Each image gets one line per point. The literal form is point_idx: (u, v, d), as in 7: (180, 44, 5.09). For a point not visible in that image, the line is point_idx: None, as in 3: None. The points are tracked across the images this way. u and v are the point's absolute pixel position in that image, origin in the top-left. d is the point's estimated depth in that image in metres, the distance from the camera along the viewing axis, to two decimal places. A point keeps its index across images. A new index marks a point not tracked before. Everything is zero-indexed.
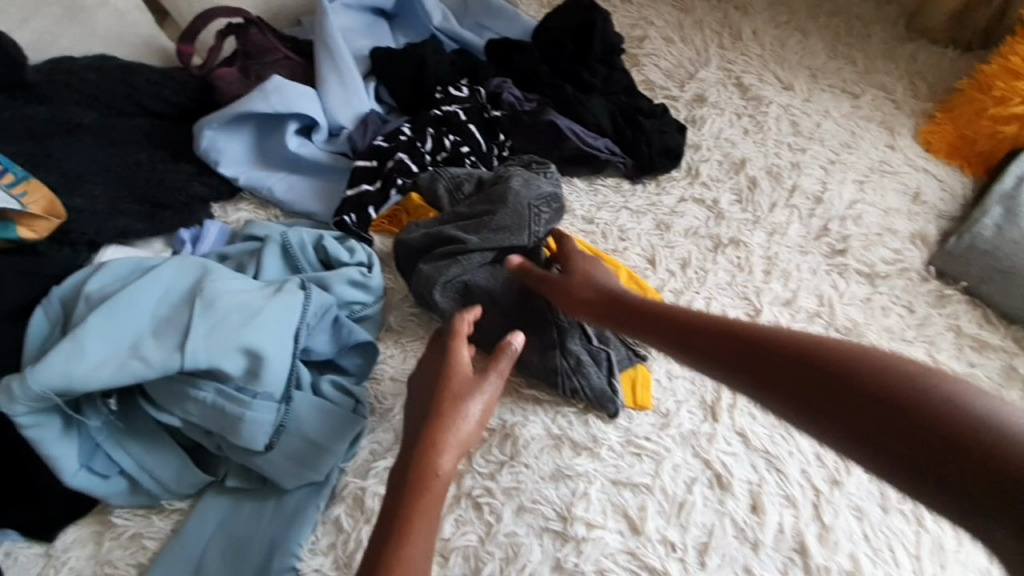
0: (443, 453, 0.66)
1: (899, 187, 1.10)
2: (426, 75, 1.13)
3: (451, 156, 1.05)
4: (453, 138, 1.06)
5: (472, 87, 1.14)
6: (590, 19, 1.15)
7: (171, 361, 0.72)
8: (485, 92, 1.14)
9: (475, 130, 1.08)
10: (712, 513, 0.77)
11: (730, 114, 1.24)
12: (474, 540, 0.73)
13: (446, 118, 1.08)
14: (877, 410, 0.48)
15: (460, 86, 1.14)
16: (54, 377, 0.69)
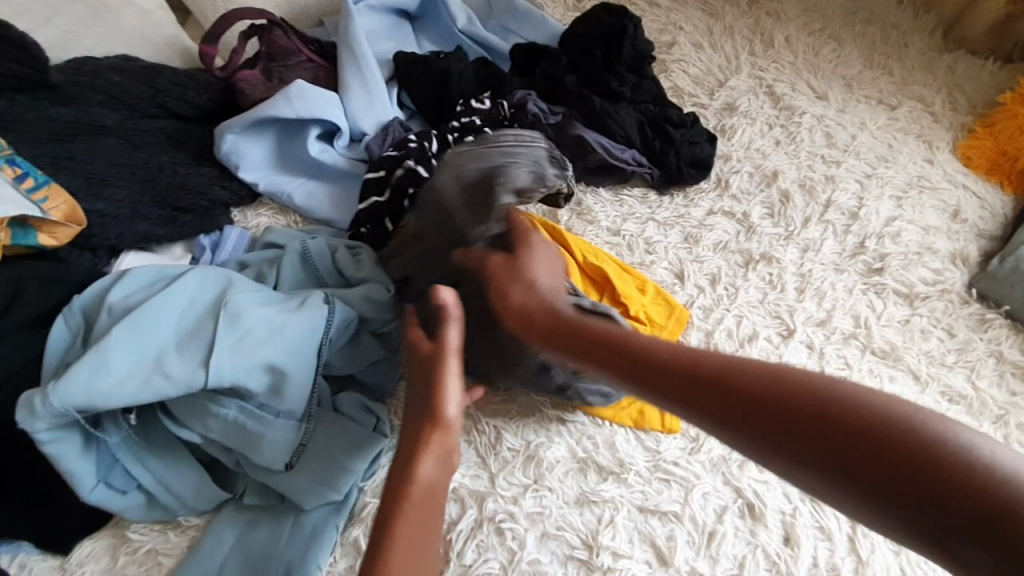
0: (423, 458, 0.58)
1: (938, 204, 1.06)
2: (450, 83, 1.10)
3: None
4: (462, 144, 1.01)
5: (494, 100, 1.09)
6: (620, 27, 1.12)
7: (195, 377, 0.71)
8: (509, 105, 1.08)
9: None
10: (744, 544, 0.74)
11: (761, 124, 1.21)
12: (496, 567, 0.70)
13: (465, 129, 1.03)
14: (900, 477, 0.42)
15: (483, 99, 1.09)
16: (77, 394, 0.68)
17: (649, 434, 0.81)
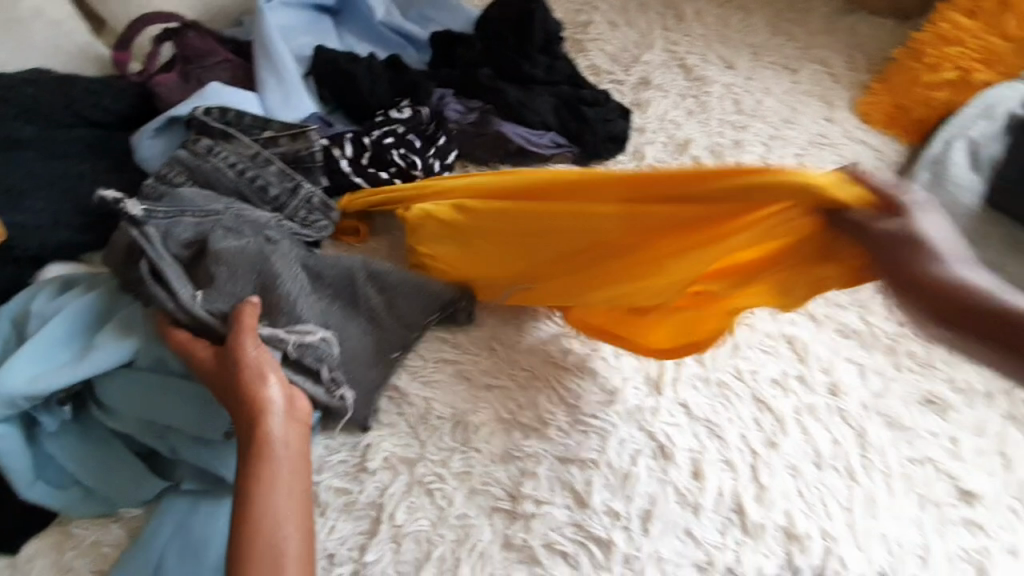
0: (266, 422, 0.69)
1: (836, 159, 1.14)
2: (371, 80, 1.12)
3: (378, 151, 1.05)
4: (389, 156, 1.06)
5: (415, 107, 1.11)
6: (529, 11, 1.13)
7: (122, 347, 0.79)
8: (427, 109, 1.11)
9: (413, 136, 1.07)
10: (656, 482, 0.80)
11: (675, 95, 1.26)
12: (426, 525, 0.75)
13: (386, 132, 1.07)
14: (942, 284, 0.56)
15: (401, 107, 1.11)
16: (19, 381, 0.76)
17: (570, 390, 0.87)
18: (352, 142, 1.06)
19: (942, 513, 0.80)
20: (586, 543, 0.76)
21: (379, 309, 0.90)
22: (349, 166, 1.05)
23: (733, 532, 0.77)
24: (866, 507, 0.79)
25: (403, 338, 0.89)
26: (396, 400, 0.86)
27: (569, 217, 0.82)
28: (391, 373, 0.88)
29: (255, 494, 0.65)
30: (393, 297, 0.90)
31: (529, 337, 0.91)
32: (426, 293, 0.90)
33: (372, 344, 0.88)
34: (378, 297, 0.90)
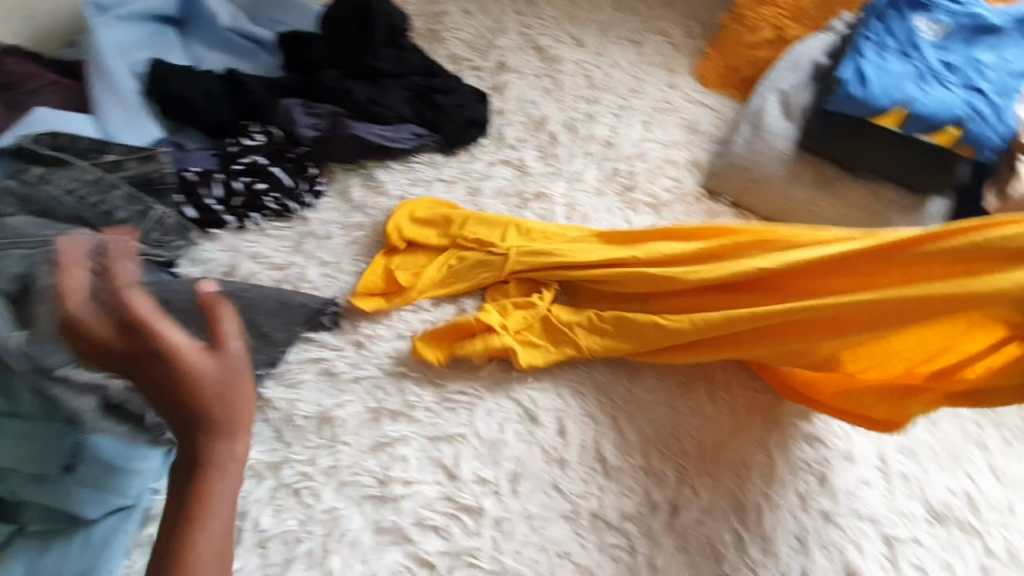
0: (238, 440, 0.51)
1: (679, 122, 1.21)
2: (211, 98, 1.08)
3: (249, 197, 1.04)
4: (246, 180, 1.04)
5: (266, 127, 1.09)
6: (365, 6, 1.12)
7: None
8: (281, 130, 1.10)
9: (280, 172, 1.06)
10: (523, 445, 0.84)
11: (531, 77, 1.30)
12: (294, 524, 0.75)
13: (250, 168, 1.05)
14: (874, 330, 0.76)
15: (252, 132, 1.09)
16: None
17: (435, 371, 0.88)
18: (218, 182, 1.03)
19: (784, 431, 0.88)
20: (457, 514, 0.78)
21: (241, 332, 0.85)
22: (216, 205, 1.03)
23: (596, 480, 0.82)
24: (715, 437, 0.86)
25: (270, 356, 0.87)
26: (260, 407, 0.85)
27: (689, 276, 0.85)
28: (254, 386, 0.86)
29: (214, 502, 0.50)
30: (259, 313, 0.87)
31: (394, 325, 0.93)
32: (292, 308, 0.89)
33: None
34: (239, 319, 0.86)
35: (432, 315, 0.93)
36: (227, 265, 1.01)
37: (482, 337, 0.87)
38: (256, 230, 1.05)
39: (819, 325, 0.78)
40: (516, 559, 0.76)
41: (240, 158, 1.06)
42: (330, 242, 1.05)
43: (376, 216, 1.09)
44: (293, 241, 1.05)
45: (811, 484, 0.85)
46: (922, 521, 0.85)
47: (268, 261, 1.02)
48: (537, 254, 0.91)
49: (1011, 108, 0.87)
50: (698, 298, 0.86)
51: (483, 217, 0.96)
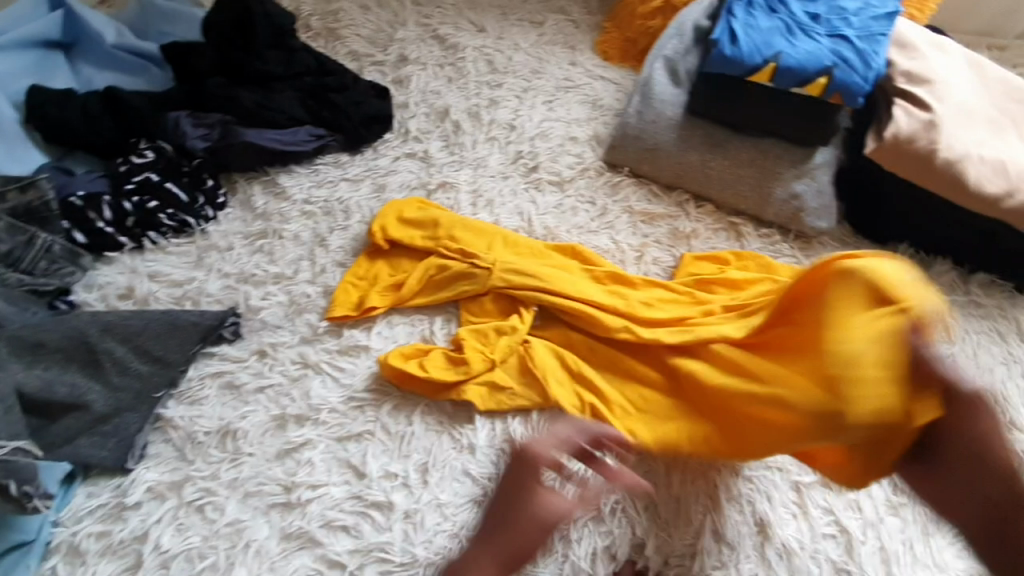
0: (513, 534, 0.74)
1: (582, 98, 1.21)
2: (92, 117, 1.05)
3: (141, 215, 1.01)
4: (137, 199, 1.02)
5: (155, 144, 1.06)
6: (247, 10, 1.11)
7: None
8: (171, 145, 1.07)
9: (174, 188, 1.04)
10: (432, 435, 0.83)
11: (432, 67, 1.28)
12: (197, 541, 0.75)
13: (142, 186, 1.02)
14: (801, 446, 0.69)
15: (141, 150, 1.06)
16: None
17: (341, 371, 0.88)
18: (107, 204, 1.00)
19: None
20: (366, 511, 0.78)
21: (127, 357, 0.83)
22: (107, 228, 1.00)
23: (507, 461, 0.82)
24: None
25: (166, 377, 0.84)
26: (162, 428, 0.83)
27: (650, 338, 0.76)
28: (153, 408, 0.83)
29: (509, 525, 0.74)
30: (148, 334, 0.84)
31: (298, 331, 0.92)
32: (181, 326, 0.86)
33: (125, 392, 0.82)
34: (122, 346, 0.83)
35: (336, 317, 0.92)
36: (124, 287, 0.98)
37: (449, 354, 0.86)
38: (156, 249, 1.03)
39: (746, 418, 0.77)
40: (428, 548, 0.76)
41: (132, 177, 1.03)
42: (233, 254, 1.02)
43: (278, 221, 1.06)
44: (194, 256, 1.02)
45: None
46: None
47: (167, 279, 0.99)
48: (521, 272, 0.90)
49: (877, 53, 0.89)
50: (656, 385, 0.85)
51: (468, 225, 0.97)
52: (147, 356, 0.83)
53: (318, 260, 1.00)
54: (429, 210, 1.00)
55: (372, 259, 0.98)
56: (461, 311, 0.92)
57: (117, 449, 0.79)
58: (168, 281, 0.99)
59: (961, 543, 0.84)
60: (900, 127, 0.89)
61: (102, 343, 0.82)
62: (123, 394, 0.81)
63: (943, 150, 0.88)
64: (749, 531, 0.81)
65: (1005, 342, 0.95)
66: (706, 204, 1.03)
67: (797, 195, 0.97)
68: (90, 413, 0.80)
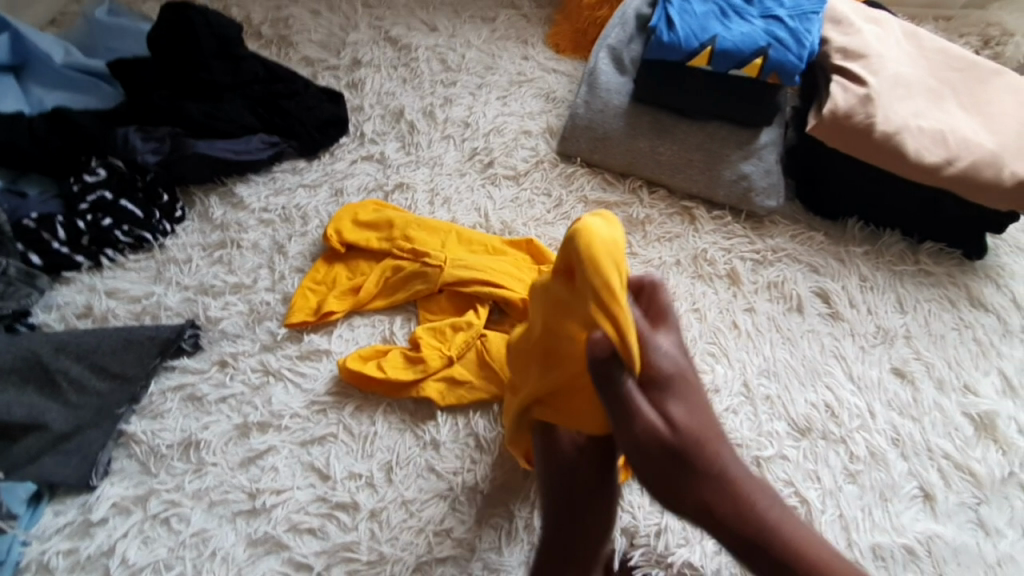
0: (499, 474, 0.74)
1: (536, 92, 1.22)
2: (41, 138, 1.05)
3: (97, 233, 1.01)
4: (92, 218, 1.01)
5: (106, 161, 1.05)
6: (188, 21, 1.11)
7: None
8: (123, 161, 1.06)
9: (129, 205, 1.03)
10: (395, 434, 0.84)
11: (386, 68, 1.28)
12: (164, 552, 0.75)
13: (96, 205, 1.02)
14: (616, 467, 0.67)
15: (93, 167, 1.05)
16: None
17: (303, 376, 0.89)
18: (60, 225, 0.99)
19: None
20: (331, 513, 0.79)
21: (84, 376, 0.83)
22: (63, 248, 0.99)
23: (470, 455, 0.83)
24: None
25: (127, 393, 0.84)
26: (126, 444, 0.83)
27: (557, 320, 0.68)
28: (115, 424, 0.83)
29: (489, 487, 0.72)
30: (108, 351, 0.85)
31: (258, 339, 0.92)
32: (139, 341, 0.86)
33: (86, 411, 0.82)
34: (77, 365, 0.84)
35: (295, 323, 0.92)
36: (83, 306, 0.98)
37: (407, 354, 0.87)
38: (116, 267, 1.02)
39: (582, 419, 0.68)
40: (394, 545, 0.77)
41: (85, 196, 1.02)
42: (192, 266, 1.02)
43: (236, 231, 1.06)
44: (154, 271, 1.02)
45: None
46: (788, 437, 0.86)
47: (127, 296, 0.99)
48: (470, 268, 0.92)
49: (808, 31, 0.93)
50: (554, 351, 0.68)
51: (423, 224, 0.98)
52: (106, 373, 0.84)
53: (277, 267, 1.01)
54: (384, 211, 1.01)
55: (329, 264, 0.98)
56: (419, 311, 0.93)
57: (80, 467, 0.79)
58: (129, 298, 0.99)
59: (918, 507, 0.83)
60: (837, 104, 0.91)
61: (58, 363, 0.83)
62: (83, 411, 0.82)
63: (880, 125, 0.91)
64: None
65: (956, 308, 0.96)
66: (660, 190, 1.04)
67: (745, 176, 1.00)
68: (50, 432, 0.80)
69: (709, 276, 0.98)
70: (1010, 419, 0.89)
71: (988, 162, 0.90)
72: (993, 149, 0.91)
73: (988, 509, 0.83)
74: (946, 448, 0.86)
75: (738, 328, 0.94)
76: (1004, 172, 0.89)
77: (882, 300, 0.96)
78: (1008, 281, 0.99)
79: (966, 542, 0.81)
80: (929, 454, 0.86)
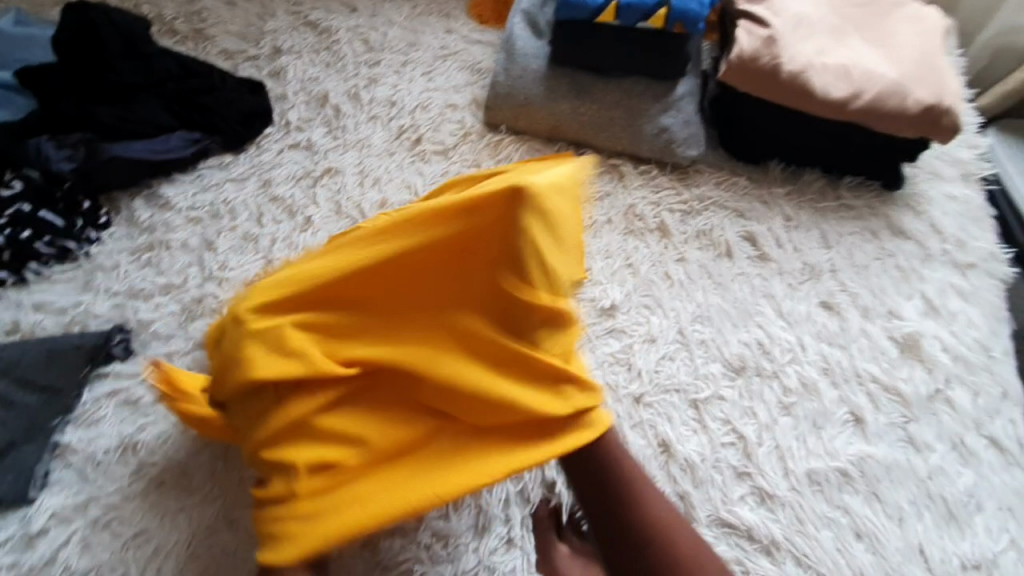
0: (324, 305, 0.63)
1: (461, 65, 1.21)
2: None
3: (15, 247, 0.97)
4: (9, 231, 0.98)
5: (20, 173, 1.02)
6: (89, 22, 1.08)
7: None
8: (38, 171, 1.02)
9: (48, 215, 1.00)
10: None
11: (308, 54, 1.25)
12: (108, 555, 0.75)
13: (14, 219, 0.98)
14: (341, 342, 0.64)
15: (7, 180, 1.01)
16: None
17: None
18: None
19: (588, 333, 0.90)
20: None
21: (12, 392, 0.82)
22: None
23: None
24: None
25: (62, 404, 0.83)
26: (62, 455, 0.82)
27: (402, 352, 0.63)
28: (48, 437, 0.81)
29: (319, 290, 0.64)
30: (36, 364, 0.84)
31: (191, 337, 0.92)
32: (66, 352, 0.85)
33: (17, 426, 0.81)
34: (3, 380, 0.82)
35: None
36: (9, 322, 0.95)
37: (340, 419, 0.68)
38: (40, 280, 0.99)
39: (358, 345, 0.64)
40: None
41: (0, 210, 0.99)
42: (120, 271, 1.00)
43: (163, 232, 1.04)
44: (82, 280, 0.99)
45: (619, 374, 0.88)
46: (724, 377, 0.88)
47: (53, 308, 0.96)
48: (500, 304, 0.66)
49: None
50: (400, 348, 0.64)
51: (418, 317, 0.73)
52: (33, 387, 0.83)
53: (207, 265, 1.00)
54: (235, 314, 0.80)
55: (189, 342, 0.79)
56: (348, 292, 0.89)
57: (15, 482, 0.78)
58: (55, 310, 0.96)
59: (850, 430, 0.86)
60: (744, 47, 0.93)
61: None
62: (13, 427, 0.80)
63: (787, 64, 0.93)
64: (653, 452, 0.83)
65: (878, 238, 0.99)
66: (587, 150, 1.05)
67: (666, 128, 1.01)
68: None
69: (640, 231, 0.99)
70: (933, 338, 0.92)
71: (893, 91, 0.93)
72: (897, 78, 0.94)
73: (917, 427, 0.87)
74: (874, 371, 0.89)
75: (671, 278, 0.95)
76: (908, 99, 0.93)
77: (807, 237, 0.98)
78: (926, 209, 1.03)
79: (898, 458, 0.84)
80: (858, 380, 0.89)
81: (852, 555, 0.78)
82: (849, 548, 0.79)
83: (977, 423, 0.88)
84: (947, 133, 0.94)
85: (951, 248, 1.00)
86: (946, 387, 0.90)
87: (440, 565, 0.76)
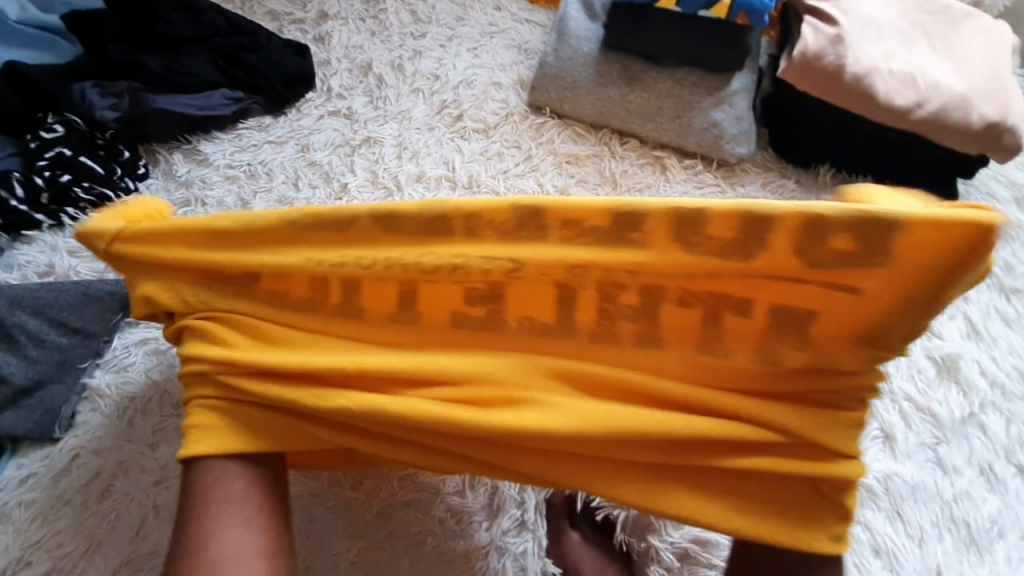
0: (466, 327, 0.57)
1: (508, 43, 1.19)
2: None
3: (56, 191, 0.98)
4: (52, 174, 0.98)
5: (65, 118, 1.03)
6: None
7: None
8: (81, 118, 1.03)
9: (90, 162, 1.00)
10: None
11: (354, 21, 1.23)
12: (127, 501, 0.76)
13: (55, 162, 0.99)
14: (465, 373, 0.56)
15: (51, 123, 1.02)
16: None
17: None
18: (18, 181, 0.97)
19: None
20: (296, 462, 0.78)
21: (43, 331, 0.83)
22: (22, 206, 0.97)
23: None
24: None
25: (94, 347, 0.84)
26: (89, 398, 0.82)
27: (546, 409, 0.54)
28: (79, 379, 0.83)
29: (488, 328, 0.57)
30: (71, 305, 0.85)
31: None
32: (100, 298, 0.86)
33: (49, 365, 0.82)
34: (36, 318, 0.83)
35: None
36: (45, 265, 0.96)
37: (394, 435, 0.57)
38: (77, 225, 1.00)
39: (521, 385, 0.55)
40: (358, 490, 0.77)
41: (45, 153, 0.99)
42: None
43: (200, 187, 1.04)
44: None
45: None
46: None
47: (89, 254, 0.97)
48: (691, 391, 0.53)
49: None
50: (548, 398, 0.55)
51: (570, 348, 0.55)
52: (66, 328, 0.84)
53: None
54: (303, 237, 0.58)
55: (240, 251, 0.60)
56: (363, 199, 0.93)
57: (44, 420, 0.79)
58: (89, 255, 0.97)
59: (879, 447, 0.84)
60: (807, 45, 0.90)
61: (19, 317, 0.83)
62: (43, 366, 0.81)
63: (849, 66, 0.90)
64: None
65: None
66: (631, 140, 1.03)
67: (717, 123, 1.00)
68: (10, 387, 0.79)
69: None
70: (972, 362, 0.90)
71: (957, 104, 0.90)
72: (963, 91, 0.91)
73: (947, 449, 0.85)
74: (908, 390, 0.87)
75: None
76: (972, 114, 0.90)
77: None
78: None
79: (925, 480, 0.82)
80: (891, 397, 0.87)
81: (870, 571, 0.77)
82: (868, 565, 0.77)
83: (1008, 451, 0.85)
84: (1009, 152, 0.91)
85: (999, 271, 0.97)
86: (981, 412, 0.87)
87: (454, 540, 0.75)
